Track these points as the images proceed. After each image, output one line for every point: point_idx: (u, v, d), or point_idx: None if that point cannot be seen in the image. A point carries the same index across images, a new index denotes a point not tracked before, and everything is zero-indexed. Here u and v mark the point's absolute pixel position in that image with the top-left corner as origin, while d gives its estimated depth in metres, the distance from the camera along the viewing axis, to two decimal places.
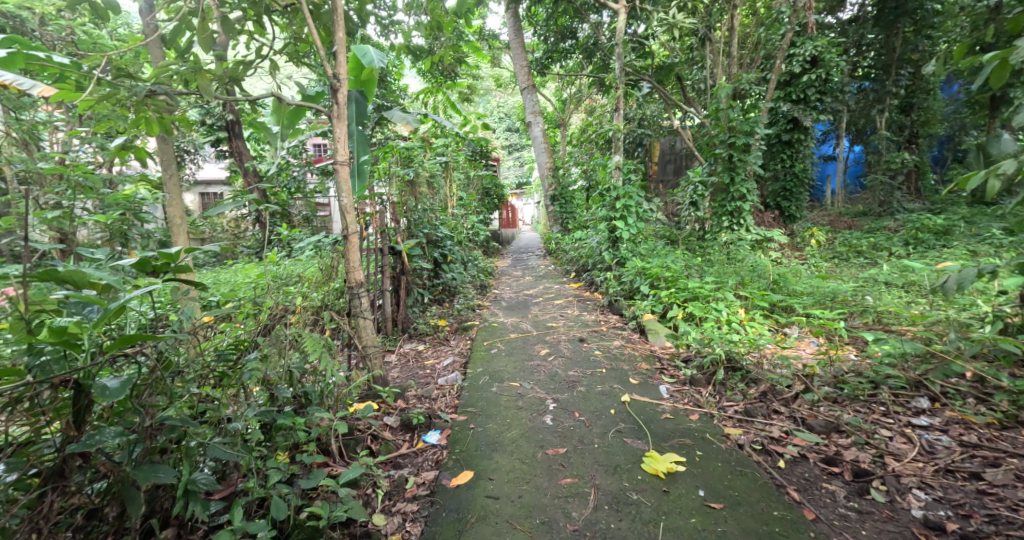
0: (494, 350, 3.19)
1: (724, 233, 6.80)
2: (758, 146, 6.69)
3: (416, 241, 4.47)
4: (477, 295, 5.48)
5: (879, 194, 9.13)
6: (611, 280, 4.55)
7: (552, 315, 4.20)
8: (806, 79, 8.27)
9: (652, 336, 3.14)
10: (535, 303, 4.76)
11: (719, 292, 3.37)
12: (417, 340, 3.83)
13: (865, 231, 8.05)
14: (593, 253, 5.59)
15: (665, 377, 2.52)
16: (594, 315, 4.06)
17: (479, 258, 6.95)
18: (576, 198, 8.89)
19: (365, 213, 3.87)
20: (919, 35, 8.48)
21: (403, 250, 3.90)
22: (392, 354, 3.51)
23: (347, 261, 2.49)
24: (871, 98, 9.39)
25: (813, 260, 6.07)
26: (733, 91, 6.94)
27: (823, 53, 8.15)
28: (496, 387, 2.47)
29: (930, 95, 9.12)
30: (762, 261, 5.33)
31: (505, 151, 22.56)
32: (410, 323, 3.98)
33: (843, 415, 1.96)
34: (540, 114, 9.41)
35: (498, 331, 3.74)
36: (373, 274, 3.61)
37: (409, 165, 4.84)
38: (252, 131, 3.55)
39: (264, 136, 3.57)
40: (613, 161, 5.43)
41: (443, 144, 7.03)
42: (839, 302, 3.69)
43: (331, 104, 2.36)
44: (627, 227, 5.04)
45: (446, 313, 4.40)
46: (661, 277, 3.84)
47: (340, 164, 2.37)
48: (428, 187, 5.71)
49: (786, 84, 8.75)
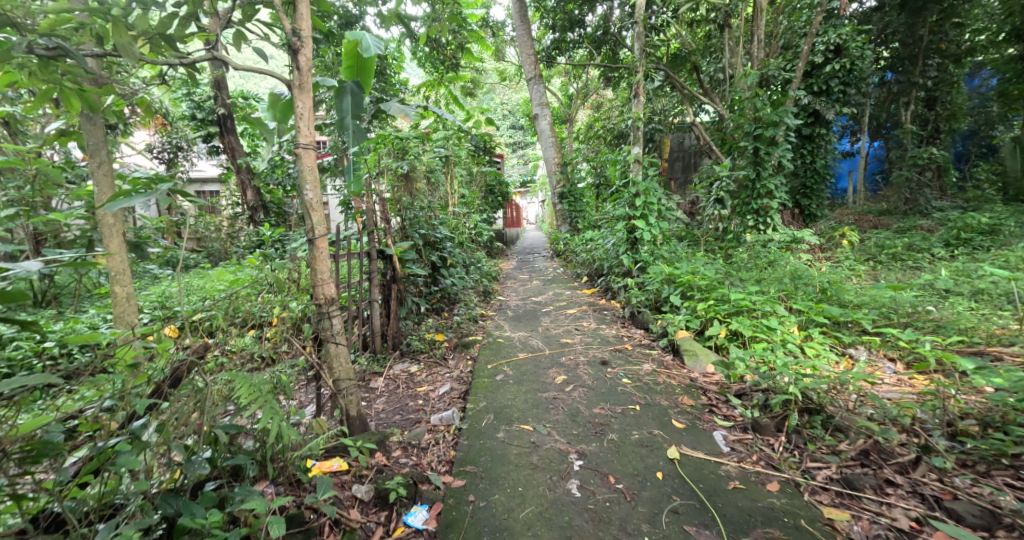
0: (499, 376, 2.67)
1: (749, 234, 6.23)
2: (786, 140, 6.12)
3: (410, 245, 3.95)
4: (480, 303, 4.96)
5: (904, 191, 8.40)
6: (630, 288, 4.03)
7: (565, 328, 3.67)
8: (829, 69, 7.68)
9: (690, 360, 2.64)
10: (546, 314, 4.24)
11: (767, 305, 2.83)
12: (409, 360, 3.31)
13: (895, 231, 7.42)
14: (608, 256, 5.07)
15: (718, 419, 2.01)
16: (615, 330, 3.53)
17: (482, 260, 6.44)
18: (586, 195, 8.35)
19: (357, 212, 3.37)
20: (947, 24, 7.69)
21: (395, 254, 3.38)
22: (378, 378, 3.00)
23: (314, 272, 1.96)
24: (894, 91, 8.48)
25: (850, 263, 5.51)
26: (759, 79, 6.35)
27: (848, 42, 7.57)
28: (503, 432, 1.95)
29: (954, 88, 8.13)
30: (798, 265, 4.76)
31: (509, 149, 22.05)
32: (402, 339, 3.48)
33: (999, 497, 1.46)
34: (547, 106, 8.85)
35: (504, 349, 3.22)
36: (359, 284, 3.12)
37: (403, 159, 4.31)
38: (246, 127, 2.98)
39: (259, 133, 2.98)
40: (630, 153, 4.89)
41: (444, 138, 6.50)
42: (904, 314, 3.12)
43: (294, 72, 1.83)
44: (648, 227, 4.52)
45: (444, 325, 3.88)
46: (693, 287, 3.30)
47: (303, 149, 1.85)
48: (426, 184, 5.21)
49: (808, 75, 8.17)
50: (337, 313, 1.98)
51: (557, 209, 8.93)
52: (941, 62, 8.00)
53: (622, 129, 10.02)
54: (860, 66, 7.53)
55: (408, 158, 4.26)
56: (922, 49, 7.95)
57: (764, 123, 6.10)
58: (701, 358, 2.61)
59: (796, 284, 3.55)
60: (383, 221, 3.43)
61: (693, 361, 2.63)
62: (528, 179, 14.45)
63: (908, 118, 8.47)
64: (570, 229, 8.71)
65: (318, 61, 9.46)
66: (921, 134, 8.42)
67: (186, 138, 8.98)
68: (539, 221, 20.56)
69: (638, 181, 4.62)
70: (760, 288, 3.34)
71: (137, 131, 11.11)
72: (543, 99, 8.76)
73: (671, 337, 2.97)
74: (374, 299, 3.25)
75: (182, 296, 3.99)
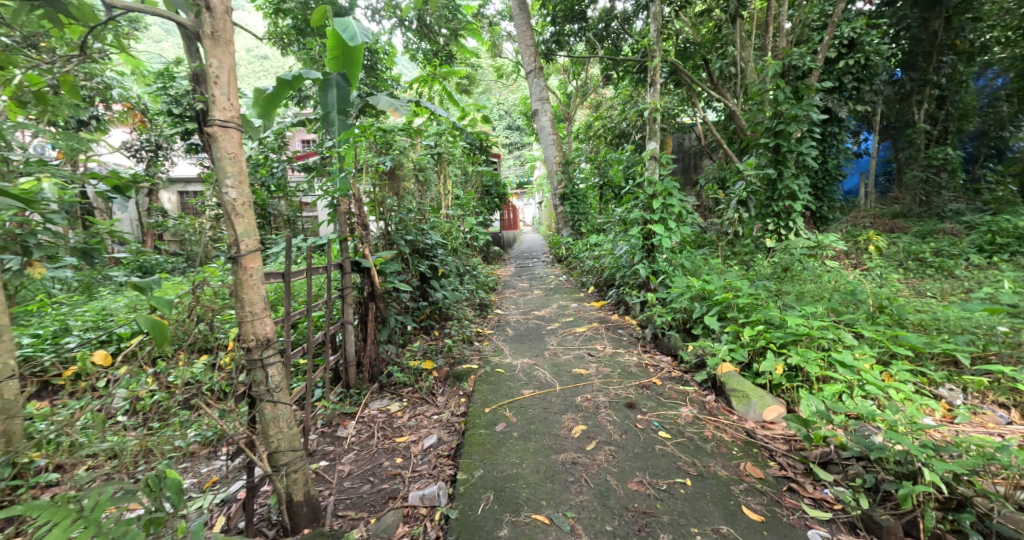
0: (500, 424, 2.12)
1: (769, 239, 5.70)
2: (813, 136, 5.60)
3: (394, 255, 3.38)
4: (475, 317, 4.40)
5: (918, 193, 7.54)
6: (649, 304, 3.50)
7: (576, 354, 3.12)
8: (843, 65, 7.14)
9: (739, 404, 2.13)
10: (552, 333, 3.68)
11: (831, 332, 2.29)
12: (389, 395, 2.74)
13: (919, 235, 6.73)
14: (619, 264, 4.53)
15: (805, 505, 1.53)
16: (636, 357, 2.98)
17: (478, 268, 5.89)
18: (590, 196, 7.80)
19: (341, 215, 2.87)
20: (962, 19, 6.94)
21: (373, 266, 2.83)
22: (349, 422, 2.43)
23: (239, 303, 1.39)
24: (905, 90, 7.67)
25: (884, 270, 4.98)
26: (782, 69, 5.80)
27: (863, 35, 7.06)
28: (512, 533, 1.45)
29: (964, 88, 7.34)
30: (832, 276, 4.22)
31: (504, 151, 21.53)
32: (383, 368, 2.92)
33: None
34: (547, 101, 8.32)
35: (505, 381, 2.67)
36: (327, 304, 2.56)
37: (385, 154, 3.73)
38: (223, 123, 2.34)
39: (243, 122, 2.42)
40: (646, 149, 4.34)
41: (436, 134, 5.95)
42: (990, 339, 2.59)
43: (203, 15, 1.28)
44: (666, 232, 3.98)
45: (432, 348, 3.33)
46: (732, 307, 2.76)
47: (226, 131, 1.31)
48: (413, 183, 4.65)
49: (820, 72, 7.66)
50: (274, 358, 1.43)
51: (558, 211, 8.39)
52: (954, 59, 7.26)
53: (626, 127, 9.50)
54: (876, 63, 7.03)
55: (393, 151, 3.68)
56: (937, 46, 7.18)
57: (785, 118, 5.59)
58: (754, 402, 2.09)
59: (847, 297, 3.01)
60: (359, 227, 2.88)
61: (743, 406, 2.11)
62: (526, 179, 13.94)
63: (921, 116, 7.55)
64: (571, 232, 8.18)
65: (304, 54, 8.90)
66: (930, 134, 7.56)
67: (160, 136, 8.38)
68: (537, 222, 20.07)
69: (655, 180, 4.07)
70: (810, 307, 2.80)
71: (114, 128, 10.52)
72: (543, 95, 8.23)
73: (710, 370, 2.44)
74: (348, 320, 2.74)
75: (126, 313, 3.43)
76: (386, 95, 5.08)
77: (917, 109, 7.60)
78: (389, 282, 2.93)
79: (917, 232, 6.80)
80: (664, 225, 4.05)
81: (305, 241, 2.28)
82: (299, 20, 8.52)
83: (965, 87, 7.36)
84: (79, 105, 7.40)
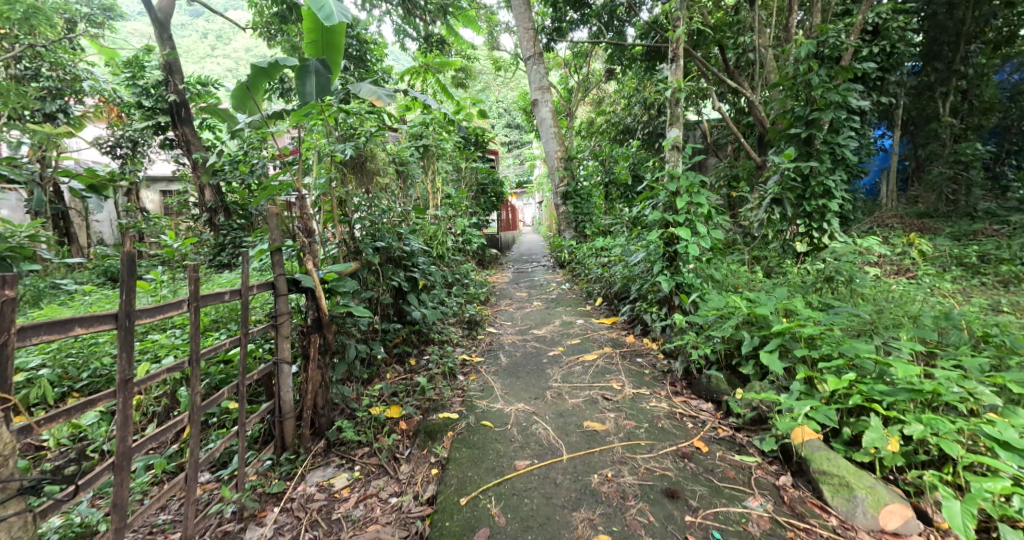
0: (480, 532, 1.49)
1: (800, 244, 4.98)
2: (849, 126, 4.90)
3: (353, 266, 2.67)
4: (464, 337, 3.70)
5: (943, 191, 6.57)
6: (675, 329, 2.80)
7: (588, 397, 2.41)
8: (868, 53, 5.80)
9: (838, 499, 1.45)
10: (555, 365, 2.98)
11: (956, 386, 1.58)
12: (335, 462, 2.03)
13: (955, 237, 5.78)
14: (635, 275, 3.83)
15: None
16: (666, 402, 2.29)
17: (469, 276, 5.21)
18: (596, 195, 7.10)
19: (277, 208, 2.17)
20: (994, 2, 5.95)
21: (316, 283, 2.13)
22: (271, 512, 1.75)
23: None
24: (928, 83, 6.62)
25: (937, 279, 4.24)
26: (816, 49, 5.07)
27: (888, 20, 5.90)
28: None
29: (987, 80, 6.41)
30: (888, 292, 3.49)
31: (503, 149, 20.84)
32: (334, 419, 2.22)
33: None
34: (547, 91, 7.61)
35: (492, 444, 1.97)
36: (242, 342, 1.85)
37: (348, 142, 3.02)
38: None
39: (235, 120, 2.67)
40: (666, 137, 3.63)
41: (423, 126, 5.27)
42: None
43: None
44: (693, 238, 3.28)
45: (399, 387, 2.61)
46: (799, 339, 2.06)
47: None
48: (389, 179, 3.95)
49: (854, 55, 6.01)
50: None
51: (559, 211, 7.70)
52: (983, 48, 6.29)
53: (630, 122, 8.80)
54: (903, 52, 5.82)
55: (363, 138, 2.99)
56: (964, 34, 6.19)
57: (820, 104, 4.90)
58: (862, 499, 1.41)
59: (935, 318, 2.30)
60: (300, 235, 2.18)
61: (845, 502, 1.44)
62: (526, 178, 13.22)
63: (947, 108, 6.56)
64: (574, 233, 7.48)
65: (286, 43, 8.23)
66: (957, 130, 6.60)
67: (130, 131, 7.68)
68: (536, 221, 19.27)
69: (679, 175, 3.40)
70: (899, 339, 2.09)
71: (88, 124, 9.87)
72: (543, 84, 7.51)
73: (779, 435, 1.73)
74: (285, 359, 2.05)
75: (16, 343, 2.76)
76: (368, 82, 4.43)
77: (941, 102, 6.60)
78: (340, 308, 2.24)
79: (951, 233, 5.83)
80: (691, 228, 3.36)
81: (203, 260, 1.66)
82: (281, 5, 7.87)
83: (986, 80, 6.42)
84: (39, 98, 6.73)
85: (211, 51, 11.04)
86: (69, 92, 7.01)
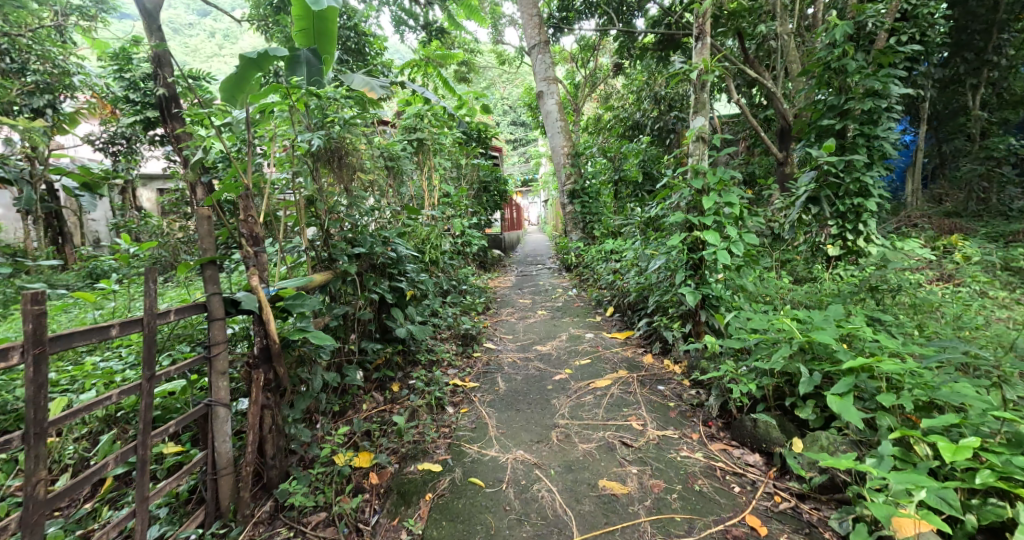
0: None
1: (831, 247, 4.48)
2: (889, 118, 4.43)
3: (315, 279, 2.20)
4: (457, 353, 3.27)
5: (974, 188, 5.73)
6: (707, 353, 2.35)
7: (605, 441, 1.97)
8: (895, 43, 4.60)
9: None
10: (561, 393, 2.53)
11: None
12: (281, 534, 1.60)
13: (992, 236, 5.04)
14: (652, 284, 3.37)
15: None
16: (702, 451, 1.85)
17: (467, 281, 4.79)
18: (605, 193, 6.63)
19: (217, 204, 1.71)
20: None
21: (260, 304, 1.67)
22: None
23: None
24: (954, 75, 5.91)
25: (989, 289, 3.75)
26: (852, 32, 4.57)
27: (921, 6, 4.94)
28: None
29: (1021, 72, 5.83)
30: (947, 306, 3.01)
31: (509, 146, 20.43)
32: (286, 475, 1.79)
33: None
34: (554, 83, 7.11)
35: (484, 520, 1.56)
36: (142, 388, 1.42)
37: (321, 130, 2.59)
38: None
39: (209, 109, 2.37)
40: (690, 127, 3.16)
41: (417, 118, 4.86)
42: None
43: None
44: (722, 244, 2.82)
45: (374, 423, 2.18)
46: (879, 378, 1.60)
47: None
48: (376, 175, 3.52)
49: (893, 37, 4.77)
50: None
51: (566, 210, 7.23)
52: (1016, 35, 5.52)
53: (640, 118, 8.14)
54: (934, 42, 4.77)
55: (339, 127, 2.56)
56: (995, 22, 5.41)
57: (856, 93, 4.41)
58: None
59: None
60: (244, 245, 1.73)
61: None
62: (530, 176, 12.75)
63: (977, 102, 5.82)
64: (582, 234, 7.00)
65: (280, 35, 7.81)
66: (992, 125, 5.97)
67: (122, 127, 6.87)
68: (542, 221, 18.84)
69: (706, 170, 2.94)
70: (1006, 379, 1.63)
71: (79, 121, 9.55)
72: (550, 75, 7.00)
73: (870, 521, 1.32)
74: (220, 402, 1.62)
75: None
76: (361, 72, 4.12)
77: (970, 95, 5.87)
78: (298, 335, 1.79)
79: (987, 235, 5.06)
80: (719, 232, 2.90)
81: (42, 291, 1.19)
82: None
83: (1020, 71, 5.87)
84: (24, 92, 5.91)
85: (219, 50, 10.37)
86: (61, 87, 6.04)
